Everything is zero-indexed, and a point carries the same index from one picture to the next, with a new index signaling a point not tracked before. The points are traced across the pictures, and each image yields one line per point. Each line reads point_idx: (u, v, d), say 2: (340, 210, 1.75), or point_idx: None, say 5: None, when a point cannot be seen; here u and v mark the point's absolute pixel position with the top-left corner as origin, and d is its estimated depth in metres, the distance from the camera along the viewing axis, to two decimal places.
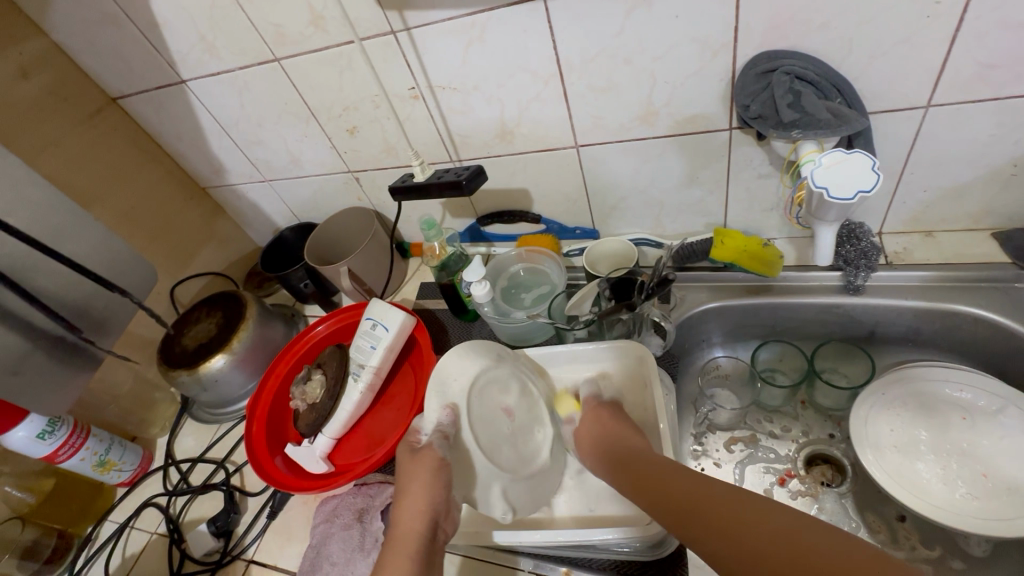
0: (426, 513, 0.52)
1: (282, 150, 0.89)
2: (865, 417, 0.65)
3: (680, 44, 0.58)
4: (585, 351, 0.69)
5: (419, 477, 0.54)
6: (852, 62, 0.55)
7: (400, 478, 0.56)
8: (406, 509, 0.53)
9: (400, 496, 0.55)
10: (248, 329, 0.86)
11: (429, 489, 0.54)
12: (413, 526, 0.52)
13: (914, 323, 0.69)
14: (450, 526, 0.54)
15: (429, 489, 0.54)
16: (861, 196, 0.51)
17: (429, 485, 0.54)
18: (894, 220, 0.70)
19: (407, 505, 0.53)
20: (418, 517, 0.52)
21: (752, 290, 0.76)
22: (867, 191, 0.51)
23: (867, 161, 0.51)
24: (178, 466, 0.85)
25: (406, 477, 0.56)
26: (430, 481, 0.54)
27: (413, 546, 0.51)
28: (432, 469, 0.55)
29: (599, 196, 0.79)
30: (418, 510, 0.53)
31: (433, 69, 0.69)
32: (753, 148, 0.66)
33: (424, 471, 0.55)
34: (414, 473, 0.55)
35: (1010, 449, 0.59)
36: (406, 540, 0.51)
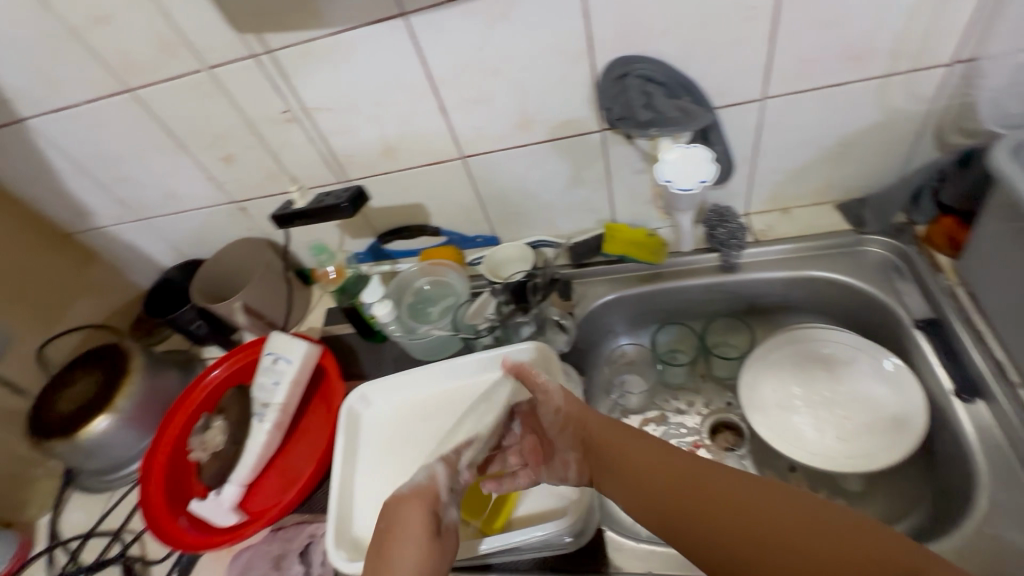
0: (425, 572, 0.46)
1: (155, 185, 0.83)
2: (751, 381, 0.71)
3: (542, 53, 0.61)
4: (493, 357, 0.70)
5: (419, 525, 0.49)
6: (695, 62, 0.60)
7: (388, 526, 0.49)
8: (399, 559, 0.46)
9: (398, 531, 0.48)
10: (133, 383, 0.79)
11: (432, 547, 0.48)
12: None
13: (784, 292, 0.77)
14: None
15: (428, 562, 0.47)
16: (703, 183, 0.60)
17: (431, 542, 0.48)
18: (756, 201, 0.77)
19: (396, 552, 0.47)
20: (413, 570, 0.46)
21: (645, 278, 0.81)
22: (707, 179, 0.59)
23: (705, 153, 0.60)
24: (65, 546, 0.76)
25: (400, 543, 0.47)
26: (430, 538, 0.48)
27: None
28: (433, 519, 0.50)
29: (493, 204, 0.81)
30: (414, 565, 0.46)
31: (303, 91, 0.67)
32: (625, 146, 0.70)
33: (427, 516, 0.49)
34: (417, 516, 0.49)
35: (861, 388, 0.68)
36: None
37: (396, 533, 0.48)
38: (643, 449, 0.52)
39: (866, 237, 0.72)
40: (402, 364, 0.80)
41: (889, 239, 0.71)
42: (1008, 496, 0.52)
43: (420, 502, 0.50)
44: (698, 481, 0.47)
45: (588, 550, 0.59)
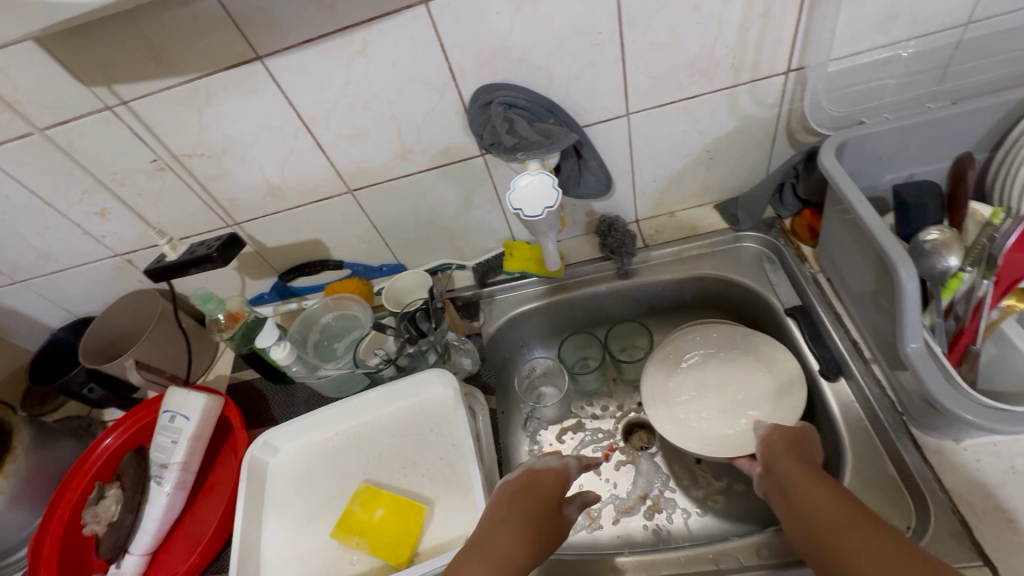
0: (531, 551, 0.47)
1: (25, 246, 0.78)
2: (653, 380, 0.74)
3: (408, 87, 0.62)
4: (396, 389, 0.69)
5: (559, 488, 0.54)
6: (556, 86, 0.63)
7: (522, 491, 0.52)
8: (512, 529, 0.48)
9: (514, 503, 0.51)
10: (18, 459, 0.74)
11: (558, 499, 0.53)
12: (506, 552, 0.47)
13: (677, 292, 0.81)
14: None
15: (524, 539, 0.48)
16: (548, 212, 0.59)
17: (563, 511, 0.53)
18: (643, 208, 0.81)
19: (505, 522, 0.49)
20: (522, 543, 0.47)
21: (547, 292, 0.83)
22: (550, 207, 0.59)
23: (546, 179, 0.59)
24: None
25: (510, 504, 0.51)
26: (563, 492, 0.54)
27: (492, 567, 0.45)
28: (562, 495, 0.54)
29: (391, 233, 0.81)
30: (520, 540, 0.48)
31: (170, 139, 0.65)
32: (508, 168, 0.72)
33: (561, 491, 0.53)
34: (553, 482, 0.54)
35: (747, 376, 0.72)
36: (492, 561, 0.46)
37: (529, 495, 0.52)
38: (788, 459, 0.50)
39: (742, 233, 0.78)
40: (312, 405, 0.78)
41: (761, 234, 0.77)
42: (868, 466, 0.57)
43: (554, 474, 0.55)
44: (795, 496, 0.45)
45: None
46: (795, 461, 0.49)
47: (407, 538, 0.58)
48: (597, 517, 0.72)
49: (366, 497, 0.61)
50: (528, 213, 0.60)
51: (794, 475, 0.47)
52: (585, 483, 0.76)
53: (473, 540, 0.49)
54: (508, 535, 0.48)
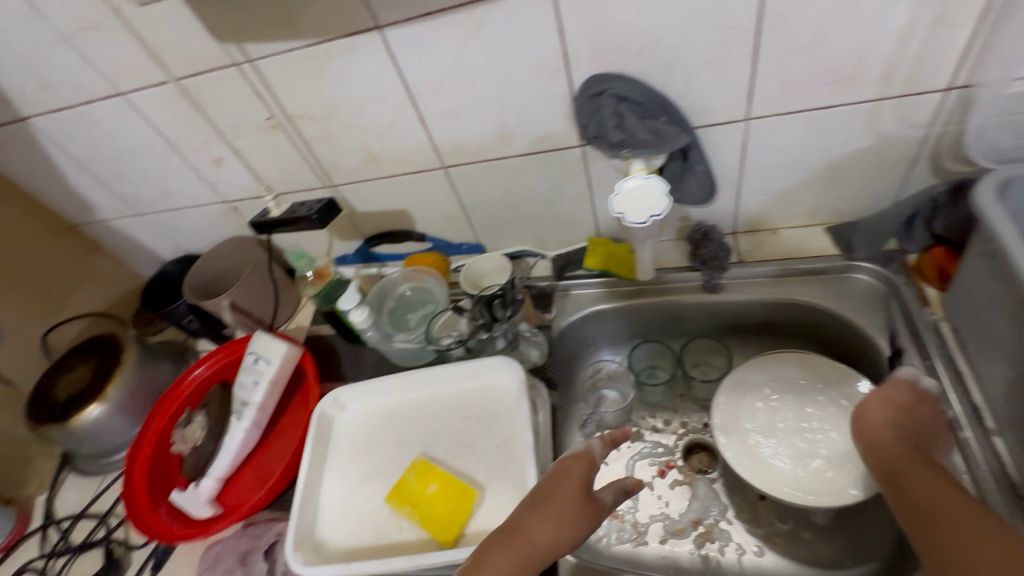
0: (566, 545, 0.47)
1: (150, 183, 0.85)
2: (727, 403, 0.70)
3: (517, 69, 0.60)
4: (462, 370, 0.70)
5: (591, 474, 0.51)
6: (673, 82, 0.58)
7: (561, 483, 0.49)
8: (551, 526, 0.47)
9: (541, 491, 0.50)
10: (125, 374, 0.82)
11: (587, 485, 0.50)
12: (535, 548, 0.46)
13: (766, 315, 0.75)
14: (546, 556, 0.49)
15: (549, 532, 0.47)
16: (653, 220, 0.57)
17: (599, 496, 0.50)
18: (744, 220, 0.75)
19: (528, 513, 0.48)
20: (548, 536, 0.47)
21: (625, 294, 0.80)
22: (657, 215, 0.56)
23: (659, 186, 0.57)
24: (58, 525, 0.80)
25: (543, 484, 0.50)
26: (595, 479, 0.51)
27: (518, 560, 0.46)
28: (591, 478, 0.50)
29: (476, 214, 0.81)
30: (554, 536, 0.47)
31: (286, 99, 0.68)
32: (605, 162, 0.69)
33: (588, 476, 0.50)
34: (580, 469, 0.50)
35: (831, 421, 0.66)
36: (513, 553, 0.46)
37: (552, 484, 0.50)
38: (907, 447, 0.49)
39: (854, 263, 0.70)
40: (380, 369, 0.81)
41: (877, 267, 0.69)
42: None
43: (584, 461, 0.51)
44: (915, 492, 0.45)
45: None
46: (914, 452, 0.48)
47: (457, 517, 0.59)
48: (643, 533, 0.70)
49: (420, 472, 0.63)
50: (631, 218, 0.57)
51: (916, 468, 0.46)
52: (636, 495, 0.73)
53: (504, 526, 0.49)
54: (544, 531, 0.47)
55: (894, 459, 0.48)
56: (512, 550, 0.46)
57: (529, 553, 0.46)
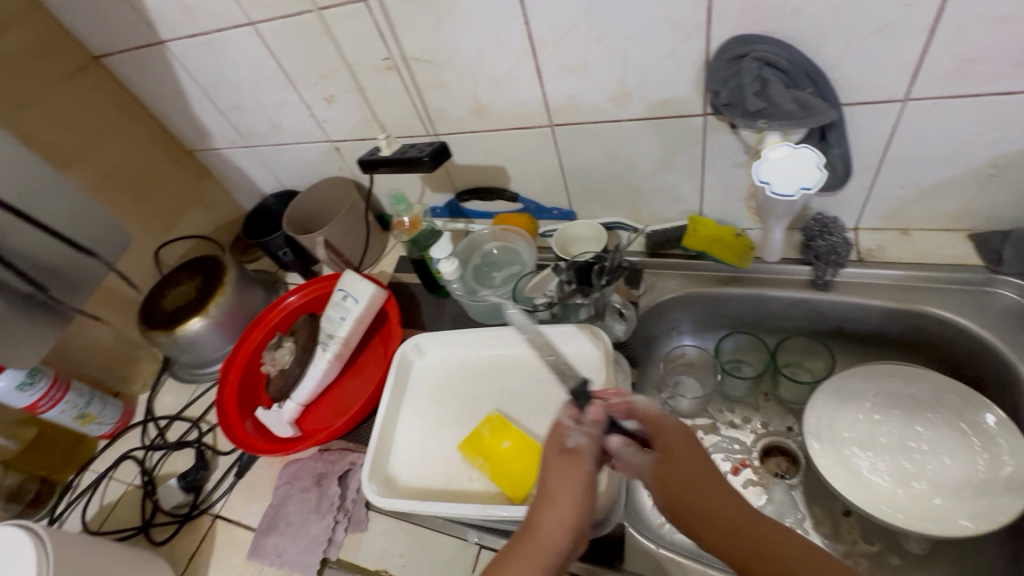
0: (580, 515, 0.46)
1: (263, 116, 0.88)
2: (824, 409, 0.65)
3: (653, 24, 0.56)
4: (547, 334, 0.68)
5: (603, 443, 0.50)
6: (828, 50, 0.53)
7: (554, 469, 0.48)
8: (559, 506, 0.46)
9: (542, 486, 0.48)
10: (225, 294, 0.88)
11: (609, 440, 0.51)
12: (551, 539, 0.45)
13: (880, 322, 0.68)
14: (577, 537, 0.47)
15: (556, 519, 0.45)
16: (802, 192, 0.51)
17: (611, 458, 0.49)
18: (871, 216, 0.68)
19: (541, 510, 0.46)
20: (558, 529, 0.45)
21: (722, 280, 0.75)
22: (808, 187, 0.50)
23: (812, 156, 0.50)
24: (156, 422, 0.87)
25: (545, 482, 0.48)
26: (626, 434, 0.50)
27: (546, 563, 0.44)
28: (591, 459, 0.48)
29: (575, 178, 0.78)
30: (565, 513, 0.46)
31: (406, 40, 0.67)
32: (728, 135, 0.64)
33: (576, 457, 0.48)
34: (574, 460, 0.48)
35: (942, 444, 0.61)
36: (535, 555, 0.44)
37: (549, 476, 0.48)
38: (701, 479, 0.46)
39: (998, 277, 0.63)
40: (458, 323, 0.82)
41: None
42: None
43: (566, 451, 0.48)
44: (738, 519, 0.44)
45: (609, 538, 0.59)
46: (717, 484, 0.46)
47: (529, 475, 0.59)
48: None
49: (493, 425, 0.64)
50: (776, 189, 0.52)
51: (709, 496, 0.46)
52: None
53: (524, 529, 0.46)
54: (558, 513, 0.46)
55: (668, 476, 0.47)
56: (532, 554, 0.44)
57: (546, 550, 0.44)
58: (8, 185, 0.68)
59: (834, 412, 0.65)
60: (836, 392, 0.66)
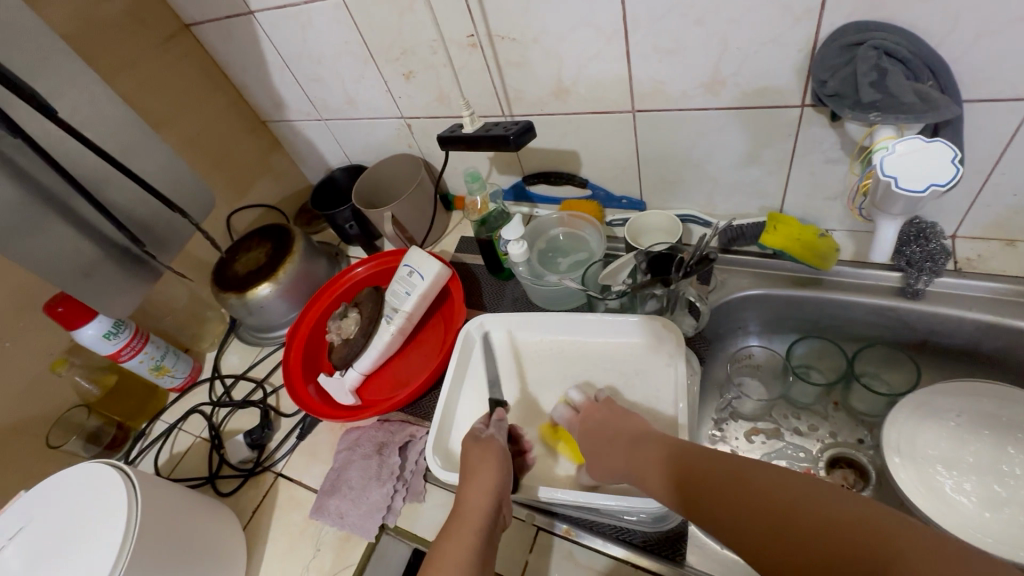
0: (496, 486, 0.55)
1: (340, 89, 0.90)
2: (903, 423, 0.62)
3: (760, 7, 0.53)
4: (616, 323, 0.68)
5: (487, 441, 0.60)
6: (956, 40, 0.49)
7: (471, 459, 0.58)
8: (475, 483, 0.55)
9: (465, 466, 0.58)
10: (294, 262, 0.89)
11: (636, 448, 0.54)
12: (472, 508, 0.53)
13: (975, 337, 0.64)
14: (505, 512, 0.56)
15: (485, 489, 0.55)
16: (932, 189, 0.47)
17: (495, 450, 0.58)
18: (974, 223, 0.64)
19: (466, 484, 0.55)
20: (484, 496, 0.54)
21: (799, 283, 0.73)
22: (940, 184, 0.47)
23: (947, 152, 0.47)
24: (222, 380, 0.91)
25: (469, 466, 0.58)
26: (597, 434, 0.57)
27: (476, 522, 0.53)
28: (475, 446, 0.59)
29: (650, 167, 0.76)
30: (483, 491, 0.54)
31: (494, 17, 0.66)
32: (825, 129, 0.61)
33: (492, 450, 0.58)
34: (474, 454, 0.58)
35: None
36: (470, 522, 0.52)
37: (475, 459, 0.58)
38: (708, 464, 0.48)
39: None
40: (519, 307, 0.82)
41: None
42: None
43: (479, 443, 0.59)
44: (744, 489, 0.44)
45: (669, 533, 0.58)
46: (723, 465, 0.47)
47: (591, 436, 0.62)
48: None
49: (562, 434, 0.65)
50: (903, 184, 0.48)
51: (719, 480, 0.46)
52: None
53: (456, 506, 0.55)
54: (478, 483, 0.55)
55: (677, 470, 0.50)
56: (464, 523, 0.53)
57: (474, 517, 0.53)
58: (108, 143, 0.71)
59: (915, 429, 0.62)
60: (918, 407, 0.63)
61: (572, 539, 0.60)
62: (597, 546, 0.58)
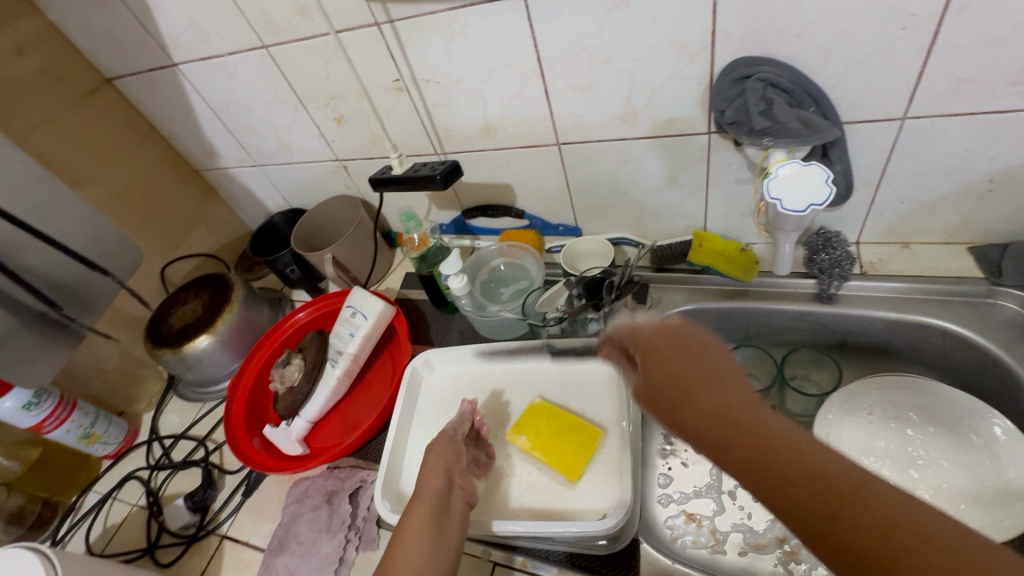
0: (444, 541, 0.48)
1: (272, 136, 0.89)
2: (831, 421, 0.66)
3: (659, 47, 0.58)
4: (555, 350, 0.70)
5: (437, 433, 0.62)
6: (830, 71, 0.55)
7: (424, 472, 0.56)
8: (428, 468, 0.56)
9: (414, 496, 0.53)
10: (233, 311, 0.87)
11: (731, 409, 0.41)
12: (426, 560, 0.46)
13: (885, 334, 0.69)
14: (469, 486, 0.57)
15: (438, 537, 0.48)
16: (813, 209, 0.52)
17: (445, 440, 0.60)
18: (872, 230, 0.69)
19: (423, 521, 0.50)
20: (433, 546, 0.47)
21: (728, 294, 0.76)
22: (818, 204, 0.52)
23: (823, 173, 0.52)
24: (161, 442, 0.86)
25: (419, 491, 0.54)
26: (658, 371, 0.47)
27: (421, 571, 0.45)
28: (438, 466, 0.56)
29: (580, 195, 0.79)
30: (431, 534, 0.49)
31: (417, 62, 0.69)
32: (732, 153, 0.66)
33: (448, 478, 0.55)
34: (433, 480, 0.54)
35: (944, 449, 0.62)
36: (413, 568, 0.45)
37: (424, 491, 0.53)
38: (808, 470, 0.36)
39: (999, 289, 0.64)
40: (466, 338, 0.83)
41: None
42: None
43: (443, 464, 0.56)
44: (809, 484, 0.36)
45: (623, 555, 0.58)
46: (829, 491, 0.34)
47: (580, 457, 0.61)
48: (721, 541, 0.67)
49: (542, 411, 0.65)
50: (788, 206, 0.53)
51: (823, 495, 0.35)
52: (717, 501, 0.70)
53: (397, 542, 0.48)
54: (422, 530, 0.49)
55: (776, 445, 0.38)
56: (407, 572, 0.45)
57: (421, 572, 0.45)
58: (20, 205, 0.68)
59: (839, 429, 0.65)
60: (841, 412, 0.66)
61: (528, 571, 0.59)
62: (553, 575, 0.58)
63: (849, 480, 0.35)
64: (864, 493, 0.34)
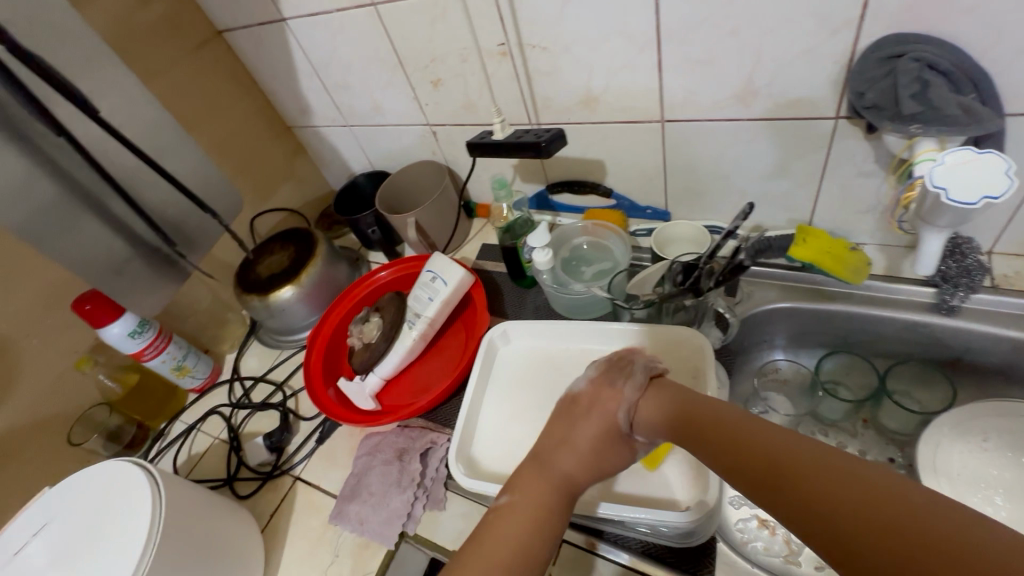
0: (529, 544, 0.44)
1: (367, 97, 0.91)
2: (937, 442, 0.60)
3: (797, 19, 0.53)
4: (640, 334, 0.68)
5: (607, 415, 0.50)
6: (998, 54, 0.49)
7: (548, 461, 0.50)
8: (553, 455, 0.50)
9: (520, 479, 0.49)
10: (316, 266, 0.89)
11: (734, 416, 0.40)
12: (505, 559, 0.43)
13: (1011, 357, 0.62)
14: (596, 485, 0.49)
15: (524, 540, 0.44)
16: (985, 202, 0.47)
17: (610, 438, 0.50)
18: (1010, 239, 0.62)
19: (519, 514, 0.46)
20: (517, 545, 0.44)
21: (829, 295, 0.71)
22: (994, 197, 0.46)
23: (1002, 164, 0.46)
24: (242, 382, 0.91)
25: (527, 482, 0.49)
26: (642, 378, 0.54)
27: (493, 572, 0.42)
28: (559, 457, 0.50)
29: (676, 178, 0.76)
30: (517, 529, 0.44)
31: (525, 26, 0.67)
32: (859, 142, 0.60)
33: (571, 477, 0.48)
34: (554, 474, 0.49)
35: None
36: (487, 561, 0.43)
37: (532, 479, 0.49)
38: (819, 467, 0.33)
39: None
40: (541, 314, 0.82)
41: None
42: None
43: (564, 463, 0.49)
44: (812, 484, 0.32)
45: (697, 550, 0.56)
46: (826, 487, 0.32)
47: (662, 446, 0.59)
48: (797, 552, 0.62)
49: None
50: (954, 196, 0.48)
51: (872, 532, 0.28)
52: None
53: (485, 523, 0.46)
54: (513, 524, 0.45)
55: (800, 482, 0.33)
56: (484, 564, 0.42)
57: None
58: (142, 144, 0.72)
59: (948, 458, 0.59)
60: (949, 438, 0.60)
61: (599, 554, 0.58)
62: (625, 561, 0.57)
63: (874, 497, 0.29)
64: (898, 511, 0.28)
